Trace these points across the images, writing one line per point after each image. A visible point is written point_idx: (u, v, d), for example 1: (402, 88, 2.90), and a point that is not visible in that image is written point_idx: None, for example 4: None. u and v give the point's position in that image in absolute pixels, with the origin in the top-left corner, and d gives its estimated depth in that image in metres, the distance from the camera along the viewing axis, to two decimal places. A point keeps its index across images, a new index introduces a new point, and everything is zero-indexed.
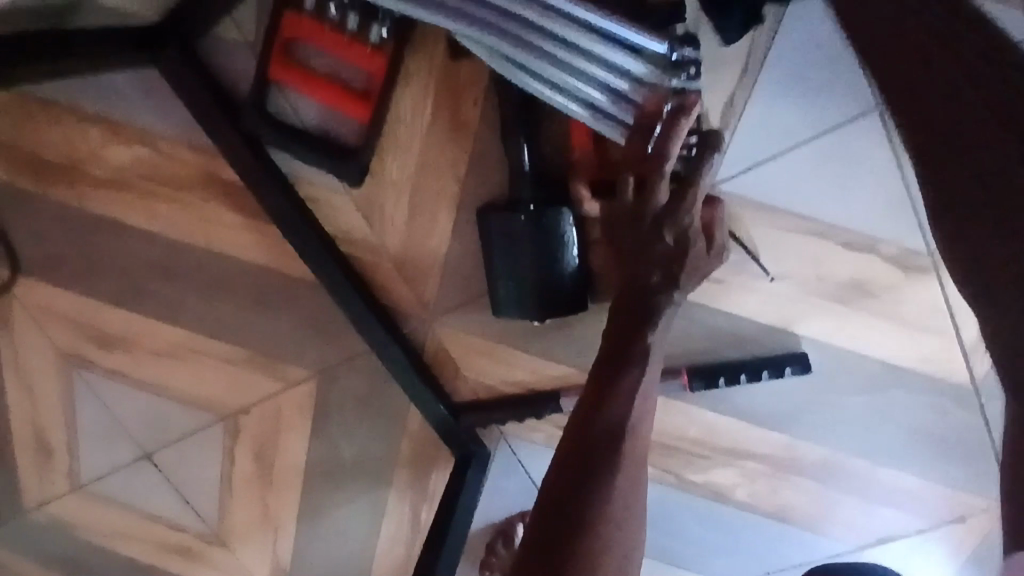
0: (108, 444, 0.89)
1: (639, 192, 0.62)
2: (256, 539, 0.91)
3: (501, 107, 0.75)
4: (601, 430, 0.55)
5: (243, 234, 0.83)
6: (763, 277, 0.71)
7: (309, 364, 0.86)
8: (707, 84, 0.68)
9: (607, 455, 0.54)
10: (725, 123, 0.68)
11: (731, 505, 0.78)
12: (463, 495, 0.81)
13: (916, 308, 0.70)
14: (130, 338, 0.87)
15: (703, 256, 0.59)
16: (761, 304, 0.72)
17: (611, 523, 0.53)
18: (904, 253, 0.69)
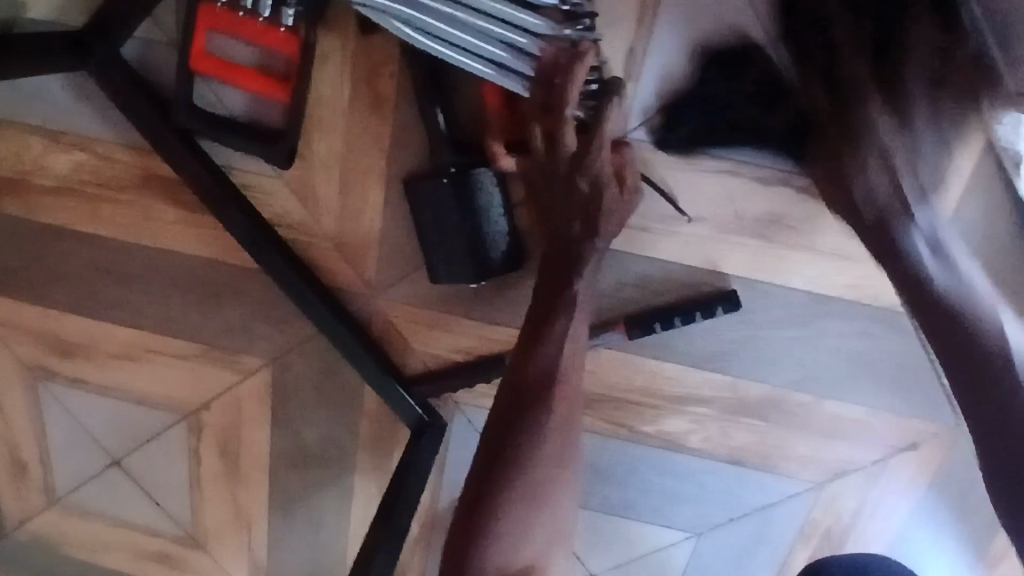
0: (80, 454, 0.93)
1: (549, 148, 0.62)
2: (229, 536, 0.95)
3: (410, 70, 0.69)
4: (526, 388, 0.63)
5: (185, 228, 0.79)
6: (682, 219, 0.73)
7: (261, 354, 0.84)
8: (606, 36, 0.68)
9: (529, 409, 0.62)
10: (628, 73, 0.69)
11: (687, 452, 0.83)
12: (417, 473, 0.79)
13: (833, 237, 0.73)
14: (88, 343, 0.86)
15: (619, 199, 0.65)
16: (683, 248, 0.74)
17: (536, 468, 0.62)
18: None
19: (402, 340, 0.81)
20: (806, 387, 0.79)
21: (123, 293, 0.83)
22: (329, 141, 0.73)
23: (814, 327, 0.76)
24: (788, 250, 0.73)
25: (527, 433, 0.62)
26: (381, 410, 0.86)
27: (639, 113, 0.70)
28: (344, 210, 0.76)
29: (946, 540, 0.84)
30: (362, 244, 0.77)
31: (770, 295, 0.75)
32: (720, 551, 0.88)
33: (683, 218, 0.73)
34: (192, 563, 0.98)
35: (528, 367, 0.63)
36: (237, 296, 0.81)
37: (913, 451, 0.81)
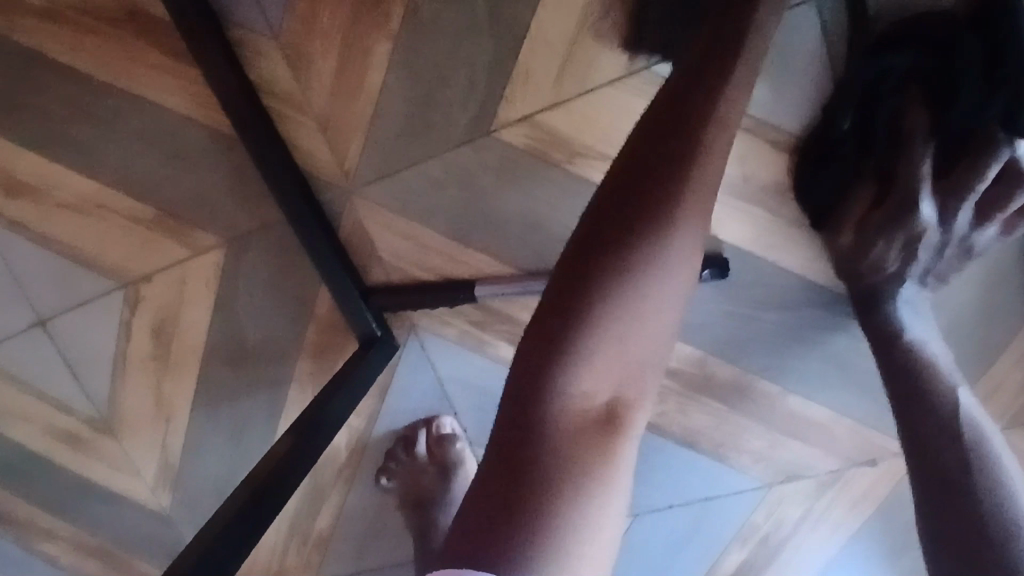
0: (3, 308, 0.85)
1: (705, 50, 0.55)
2: (146, 425, 0.89)
3: None
4: (645, 223, 0.49)
5: (167, 76, 0.75)
6: None
7: (218, 232, 0.78)
8: None
9: (636, 266, 0.48)
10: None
11: (640, 424, 0.79)
12: (360, 380, 0.73)
13: None
14: (38, 186, 0.80)
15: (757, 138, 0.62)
16: None
17: (603, 372, 0.47)
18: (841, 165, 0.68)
19: (369, 245, 0.76)
20: (773, 376, 0.76)
21: (86, 137, 0.77)
22: (337, 10, 0.69)
23: (795, 313, 0.73)
24: (785, 223, 0.71)
25: (600, 321, 0.47)
26: (332, 317, 0.81)
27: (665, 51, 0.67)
28: (337, 89, 0.71)
29: (883, 562, 0.81)
30: (348, 128, 0.72)
31: (756, 270, 0.72)
32: (653, 538, 0.83)
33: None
34: (100, 449, 0.91)
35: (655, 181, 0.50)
36: (205, 164, 0.76)
37: (870, 467, 0.78)
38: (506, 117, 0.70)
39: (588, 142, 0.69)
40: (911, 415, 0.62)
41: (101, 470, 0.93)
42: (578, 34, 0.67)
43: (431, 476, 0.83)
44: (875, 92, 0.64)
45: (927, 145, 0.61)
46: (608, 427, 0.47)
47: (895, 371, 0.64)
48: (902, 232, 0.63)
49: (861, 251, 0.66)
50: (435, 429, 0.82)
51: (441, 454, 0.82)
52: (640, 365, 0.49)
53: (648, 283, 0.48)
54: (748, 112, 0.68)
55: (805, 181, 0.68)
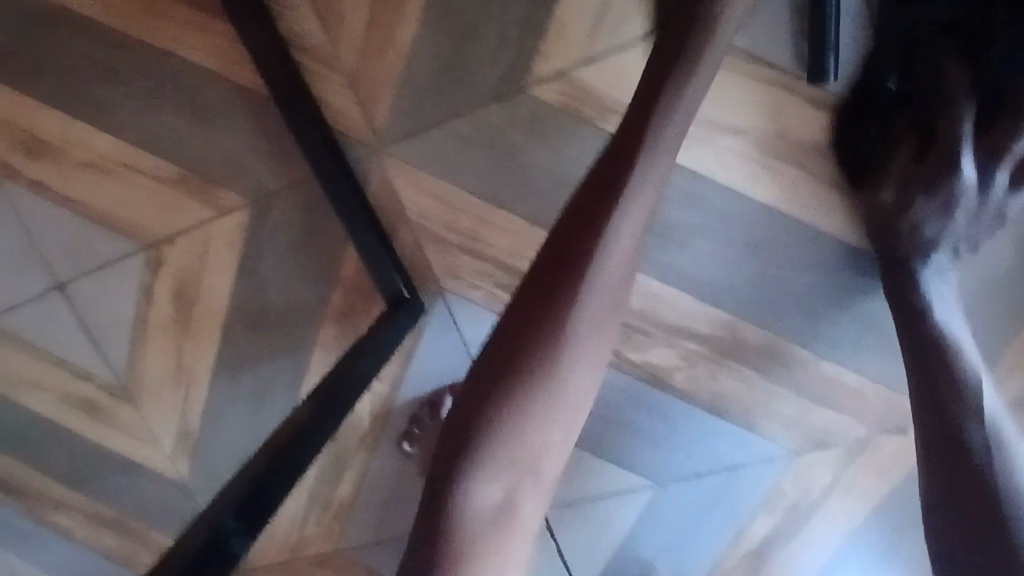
0: (23, 271, 0.85)
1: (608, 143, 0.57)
2: (166, 392, 0.88)
3: None
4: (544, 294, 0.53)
5: (196, 32, 0.74)
6: (726, 129, 0.70)
7: (242, 192, 0.77)
8: None
9: (530, 334, 0.53)
10: None
11: (669, 391, 0.78)
12: (387, 339, 0.72)
13: None
14: (58, 144, 0.79)
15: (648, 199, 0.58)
16: (717, 160, 0.70)
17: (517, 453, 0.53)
18: None
19: (398, 207, 0.75)
20: (802, 339, 0.75)
21: (107, 93, 0.76)
22: None
23: (828, 275, 0.73)
24: (822, 184, 0.71)
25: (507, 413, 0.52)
26: (358, 282, 0.80)
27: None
28: (367, 43, 0.71)
29: (907, 533, 0.80)
30: (377, 83, 0.71)
31: (791, 230, 0.72)
32: (679, 507, 0.82)
33: (723, 129, 0.70)
34: (117, 416, 0.92)
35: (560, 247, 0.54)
36: (231, 121, 0.75)
37: (901, 435, 0.77)
38: (539, 73, 0.69)
39: (623, 99, 0.69)
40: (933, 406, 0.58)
41: (119, 437, 0.93)
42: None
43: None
44: (902, 70, 0.66)
45: (968, 99, 0.63)
46: (503, 523, 0.52)
47: (921, 353, 0.61)
48: (948, 189, 0.64)
49: (902, 209, 0.66)
50: (461, 395, 0.80)
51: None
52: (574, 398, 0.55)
53: (577, 342, 0.54)
54: (784, 67, 0.69)
55: (845, 178, 0.70)
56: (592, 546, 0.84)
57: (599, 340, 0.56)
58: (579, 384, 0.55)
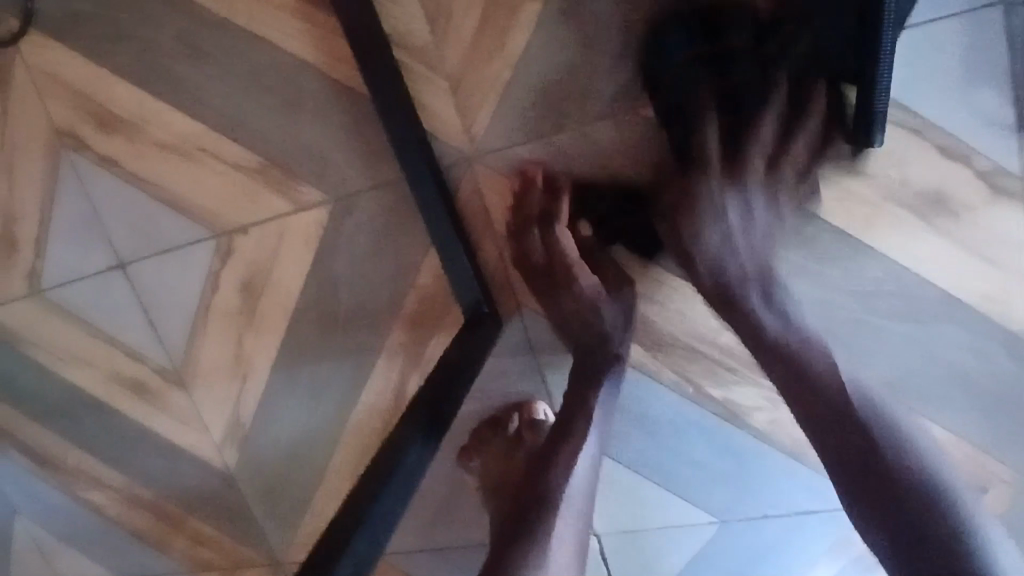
0: (85, 246, 0.83)
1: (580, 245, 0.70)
2: (221, 382, 0.86)
3: None
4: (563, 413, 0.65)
5: (293, 17, 0.70)
6: (843, 168, 0.67)
7: (326, 188, 0.74)
8: None
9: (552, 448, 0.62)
10: None
11: (745, 428, 0.76)
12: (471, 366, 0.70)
13: (990, 230, 0.68)
14: (134, 120, 0.76)
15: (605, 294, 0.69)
16: (831, 200, 0.68)
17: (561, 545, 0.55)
18: (996, 171, 0.67)
19: (489, 221, 0.72)
20: (897, 390, 0.71)
21: (193, 73, 0.73)
22: None
23: (929, 327, 0.70)
24: (935, 233, 0.68)
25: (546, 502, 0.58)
26: (435, 290, 0.77)
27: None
28: (475, 48, 0.68)
29: None
30: (482, 90, 0.68)
31: (895, 278, 0.69)
32: (737, 547, 0.79)
33: (839, 167, 0.67)
34: (166, 399, 0.89)
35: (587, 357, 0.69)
36: (322, 115, 0.72)
37: (980, 496, 0.73)
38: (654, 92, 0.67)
39: None
40: (858, 477, 0.53)
41: (164, 422, 0.91)
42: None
43: (512, 454, 0.76)
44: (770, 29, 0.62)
45: (790, 74, 0.61)
46: None
47: (829, 425, 0.56)
48: (817, 115, 0.62)
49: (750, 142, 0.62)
50: (528, 413, 0.77)
51: (528, 439, 0.75)
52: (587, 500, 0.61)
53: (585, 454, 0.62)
54: (916, 109, 0.66)
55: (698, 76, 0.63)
56: None
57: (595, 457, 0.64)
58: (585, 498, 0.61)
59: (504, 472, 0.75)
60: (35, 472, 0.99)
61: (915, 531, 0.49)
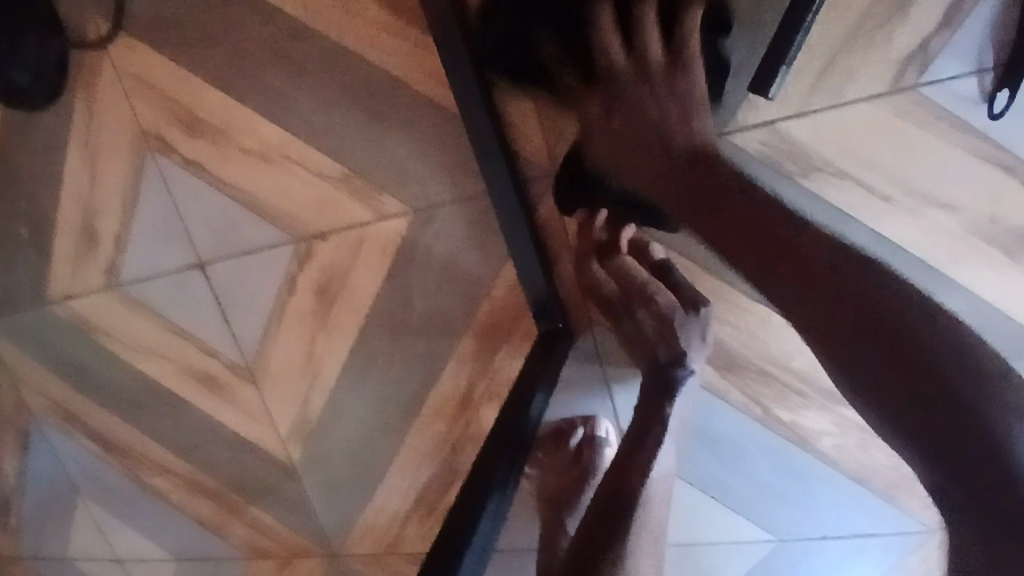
0: (165, 245, 0.85)
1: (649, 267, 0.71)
2: (292, 381, 0.88)
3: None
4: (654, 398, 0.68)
5: (384, 34, 0.72)
6: (931, 203, 0.67)
7: (407, 200, 0.76)
8: None
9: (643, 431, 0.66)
10: (948, 20, 0.64)
11: (812, 453, 0.76)
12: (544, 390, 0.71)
13: None
14: (220, 126, 0.78)
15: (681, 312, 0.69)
16: (919, 232, 0.68)
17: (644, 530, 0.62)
18: None
19: (569, 242, 0.74)
20: None
21: (283, 84, 0.75)
22: None
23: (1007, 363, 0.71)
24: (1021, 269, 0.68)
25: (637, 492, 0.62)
26: (508, 302, 0.79)
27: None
28: None
29: None
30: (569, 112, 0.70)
31: (976, 312, 0.69)
32: (794, 566, 0.80)
33: (930, 202, 0.67)
34: (236, 395, 0.92)
35: (665, 363, 0.69)
36: (408, 129, 0.74)
37: None
38: (745, 120, 0.68)
39: (830, 158, 0.67)
40: (886, 362, 0.47)
41: (232, 415, 0.93)
42: (851, 35, 0.65)
43: (571, 468, 0.78)
44: None
45: None
46: None
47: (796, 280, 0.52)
48: None
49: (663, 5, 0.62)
50: (593, 429, 0.78)
51: (589, 457, 0.77)
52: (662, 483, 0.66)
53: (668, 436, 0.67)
54: (1010, 151, 0.66)
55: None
56: None
57: (674, 440, 0.69)
58: (660, 476, 0.66)
59: (562, 484, 0.79)
60: (104, 456, 1.03)
61: (958, 444, 0.43)
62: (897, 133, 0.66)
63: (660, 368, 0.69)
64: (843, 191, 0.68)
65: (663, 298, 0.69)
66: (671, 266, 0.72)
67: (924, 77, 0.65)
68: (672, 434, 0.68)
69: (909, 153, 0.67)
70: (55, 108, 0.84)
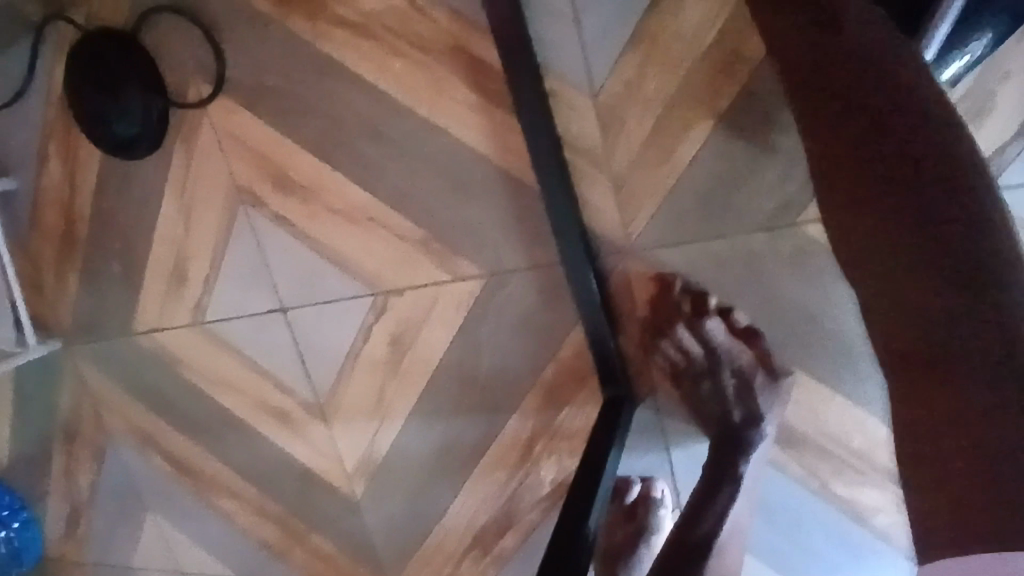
0: (251, 289, 0.91)
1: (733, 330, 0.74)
2: (360, 422, 0.93)
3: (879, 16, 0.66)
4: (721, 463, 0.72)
5: (470, 112, 0.77)
6: None
7: (482, 263, 0.80)
8: (1006, 94, 0.67)
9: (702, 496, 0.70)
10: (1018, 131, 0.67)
11: (869, 529, 0.77)
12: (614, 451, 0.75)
13: None
14: (310, 186, 0.84)
15: (762, 379, 0.73)
16: None
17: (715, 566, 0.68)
18: None
19: (637, 312, 0.78)
20: None
21: (373, 153, 0.81)
22: (665, 82, 0.72)
23: None
24: None
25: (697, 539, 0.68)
26: (572, 364, 0.82)
27: (965, 58, 0.63)
28: (642, 155, 0.74)
29: None
30: (642, 196, 0.75)
31: None
32: None
33: None
34: (306, 430, 0.97)
35: (733, 433, 0.73)
36: (488, 199, 0.78)
37: None
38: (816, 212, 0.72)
39: None
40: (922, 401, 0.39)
41: (300, 447, 0.99)
42: None
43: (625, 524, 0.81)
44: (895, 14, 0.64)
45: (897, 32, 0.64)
46: None
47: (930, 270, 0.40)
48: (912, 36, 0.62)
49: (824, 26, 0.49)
50: (649, 490, 0.80)
51: (642, 515, 0.79)
52: (733, 524, 0.71)
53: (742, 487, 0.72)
54: None
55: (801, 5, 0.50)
56: None
57: (749, 493, 0.73)
58: (733, 515, 0.71)
59: (616, 542, 0.81)
60: (176, 476, 1.09)
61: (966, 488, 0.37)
62: None
63: (734, 429, 0.73)
64: None
65: (742, 362, 0.74)
66: (754, 331, 0.74)
67: (994, 181, 0.68)
68: (748, 489, 0.73)
69: None
70: (156, 159, 0.90)
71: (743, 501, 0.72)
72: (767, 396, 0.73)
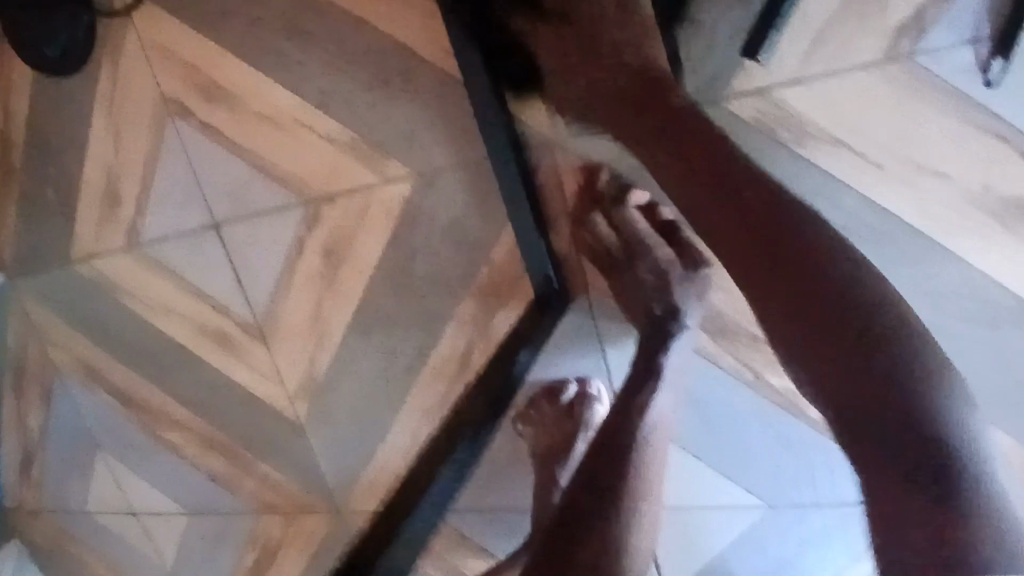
0: (183, 206, 0.90)
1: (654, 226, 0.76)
2: (300, 341, 0.92)
3: None
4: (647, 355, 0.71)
5: (394, 5, 0.76)
6: (927, 174, 0.72)
7: (411, 164, 0.79)
8: None
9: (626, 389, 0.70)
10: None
11: (804, 420, 0.79)
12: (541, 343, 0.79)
13: None
14: (236, 92, 0.82)
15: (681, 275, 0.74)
16: (912, 198, 0.73)
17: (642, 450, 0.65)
18: None
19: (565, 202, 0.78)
20: None
21: (296, 53, 0.79)
22: None
23: (1001, 330, 0.75)
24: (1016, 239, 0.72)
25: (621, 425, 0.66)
26: (506, 267, 0.81)
27: None
28: None
29: None
30: None
31: (973, 281, 0.74)
32: (786, 535, 0.82)
33: (922, 170, 0.72)
34: (247, 353, 0.96)
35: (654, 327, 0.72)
36: (415, 97, 0.78)
37: None
38: (742, 88, 0.73)
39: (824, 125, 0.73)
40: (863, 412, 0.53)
41: (241, 372, 0.97)
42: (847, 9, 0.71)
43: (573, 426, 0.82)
44: None
45: None
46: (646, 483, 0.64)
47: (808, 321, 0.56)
48: None
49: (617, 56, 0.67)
50: (585, 387, 0.82)
51: (580, 411, 0.81)
52: (660, 412, 0.69)
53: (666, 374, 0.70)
54: (997, 119, 0.71)
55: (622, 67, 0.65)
56: (683, 561, 0.84)
57: (673, 383, 0.71)
58: (659, 401, 0.69)
59: (555, 442, 0.83)
60: (123, 411, 1.08)
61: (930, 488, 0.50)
62: (882, 98, 0.72)
63: (658, 321, 0.73)
64: (836, 159, 0.73)
65: (660, 257, 0.74)
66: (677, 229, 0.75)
67: (918, 47, 0.71)
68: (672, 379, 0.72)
69: (899, 126, 0.72)
70: (81, 73, 0.88)
71: (669, 390, 0.71)
72: (687, 290, 0.74)
